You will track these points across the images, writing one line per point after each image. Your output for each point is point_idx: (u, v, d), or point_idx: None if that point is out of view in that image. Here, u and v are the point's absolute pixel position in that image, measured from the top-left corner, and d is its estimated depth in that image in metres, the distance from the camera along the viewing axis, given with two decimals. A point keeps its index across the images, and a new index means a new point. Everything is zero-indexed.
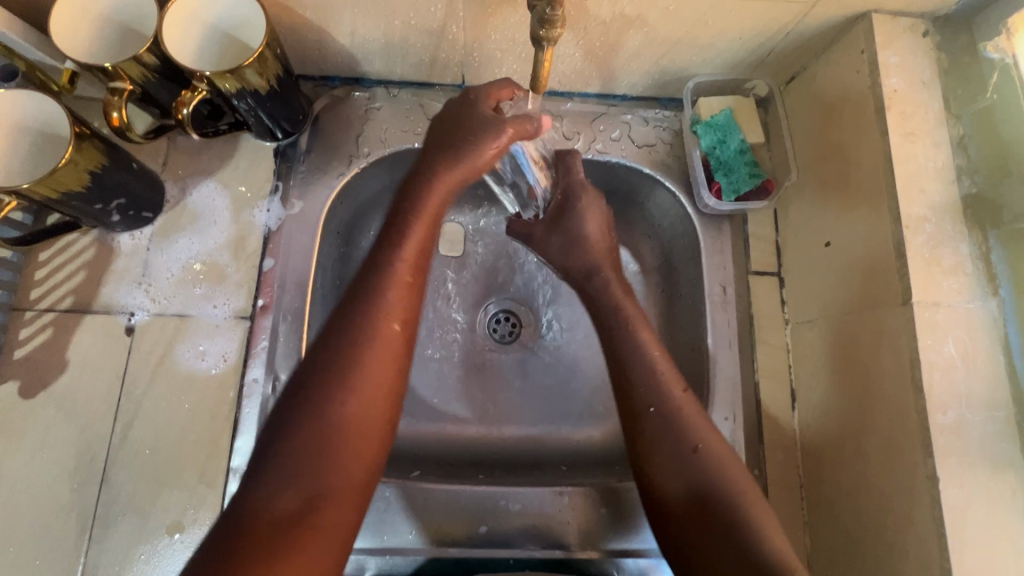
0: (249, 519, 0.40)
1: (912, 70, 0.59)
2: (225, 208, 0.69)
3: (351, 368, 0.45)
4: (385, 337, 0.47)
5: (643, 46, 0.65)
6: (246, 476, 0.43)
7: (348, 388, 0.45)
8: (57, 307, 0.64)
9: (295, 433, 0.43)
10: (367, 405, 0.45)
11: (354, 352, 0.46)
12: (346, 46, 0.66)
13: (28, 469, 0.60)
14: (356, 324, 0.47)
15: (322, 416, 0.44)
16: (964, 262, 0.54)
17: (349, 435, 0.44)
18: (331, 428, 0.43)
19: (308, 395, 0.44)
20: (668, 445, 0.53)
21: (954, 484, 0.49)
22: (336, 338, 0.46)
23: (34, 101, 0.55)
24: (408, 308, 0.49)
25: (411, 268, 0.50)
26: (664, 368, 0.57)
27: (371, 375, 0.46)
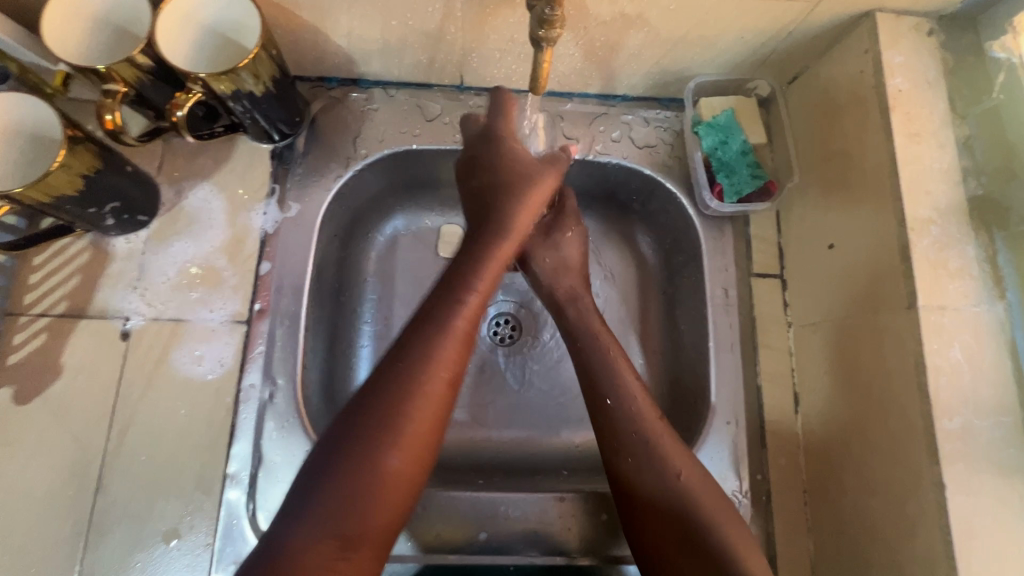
0: (286, 560, 0.42)
1: (916, 70, 0.58)
2: (221, 211, 0.68)
3: (400, 419, 0.47)
4: (435, 392, 0.49)
5: (643, 46, 0.64)
6: (282, 518, 0.44)
7: (396, 441, 0.47)
8: (51, 312, 0.63)
9: (342, 479, 0.45)
10: (410, 455, 0.48)
11: (405, 405, 0.48)
12: (343, 47, 0.65)
13: (23, 476, 0.59)
14: (410, 378, 0.49)
15: (371, 465, 0.46)
16: (970, 265, 0.53)
17: (390, 483, 0.46)
18: (375, 477, 0.46)
19: (359, 441, 0.46)
20: (647, 470, 0.55)
21: (962, 491, 0.49)
22: (384, 389, 0.49)
23: (27, 104, 0.54)
24: (458, 365, 0.52)
25: (466, 328, 0.53)
26: (637, 393, 0.59)
27: (417, 427, 0.48)
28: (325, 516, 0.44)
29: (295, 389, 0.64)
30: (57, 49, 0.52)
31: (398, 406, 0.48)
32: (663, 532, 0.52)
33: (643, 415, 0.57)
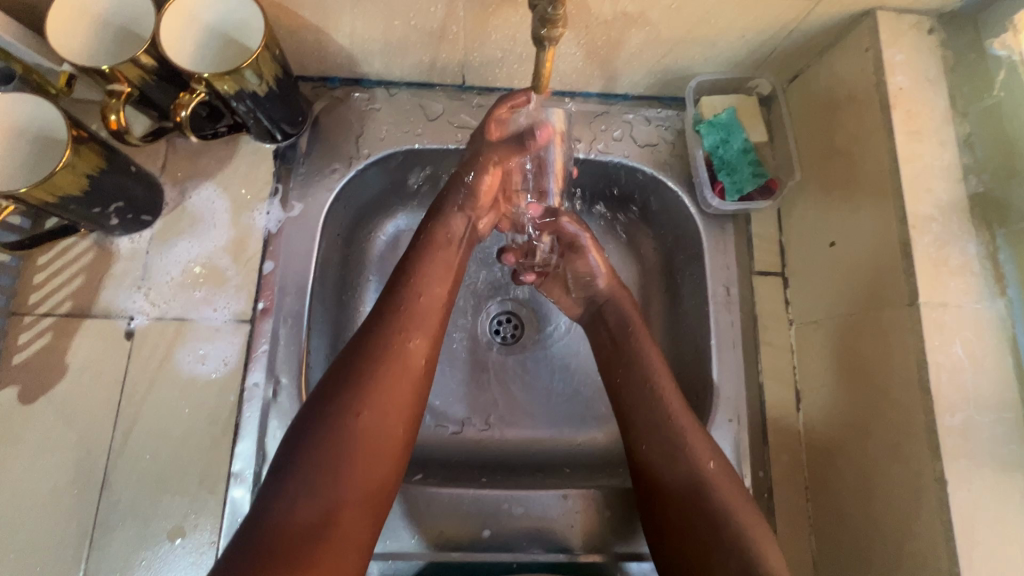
0: (274, 529, 0.44)
1: (917, 68, 0.58)
2: (225, 210, 0.68)
3: (371, 382, 0.50)
4: (402, 359, 0.53)
5: (645, 45, 0.64)
6: (268, 486, 0.47)
7: (364, 402, 0.50)
8: (56, 312, 0.63)
9: (316, 443, 0.48)
10: (381, 420, 0.50)
11: (372, 369, 0.51)
12: (345, 47, 0.65)
13: (28, 475, 0.60)
14: (376, 347, 0.52)
15: (342, 428, 0.48)
16: (971, 262, 0.54)
17: (364, 446, 0.49)
18: (351, 439, 0.48)
19: (332, 406, 0.49)
20: (672, 462, 0.55)
21: (963, 487, 0.49)
22: (358, 359, 0.52)
23: (31, 104, 0.55)
24: (424, 336, 0.55)
25: (430, 302, 0.56)
26: (667, 389, 0.59)
27: (387, 391, 0.51)
28: (308, 484, 0.46)
29: (298, 388, 0.64)
30: (62, 51, 0.53)
31: (369, 370, 0.51)
32: (678, 523, 0.53)
33: (671, 411, 0.58)
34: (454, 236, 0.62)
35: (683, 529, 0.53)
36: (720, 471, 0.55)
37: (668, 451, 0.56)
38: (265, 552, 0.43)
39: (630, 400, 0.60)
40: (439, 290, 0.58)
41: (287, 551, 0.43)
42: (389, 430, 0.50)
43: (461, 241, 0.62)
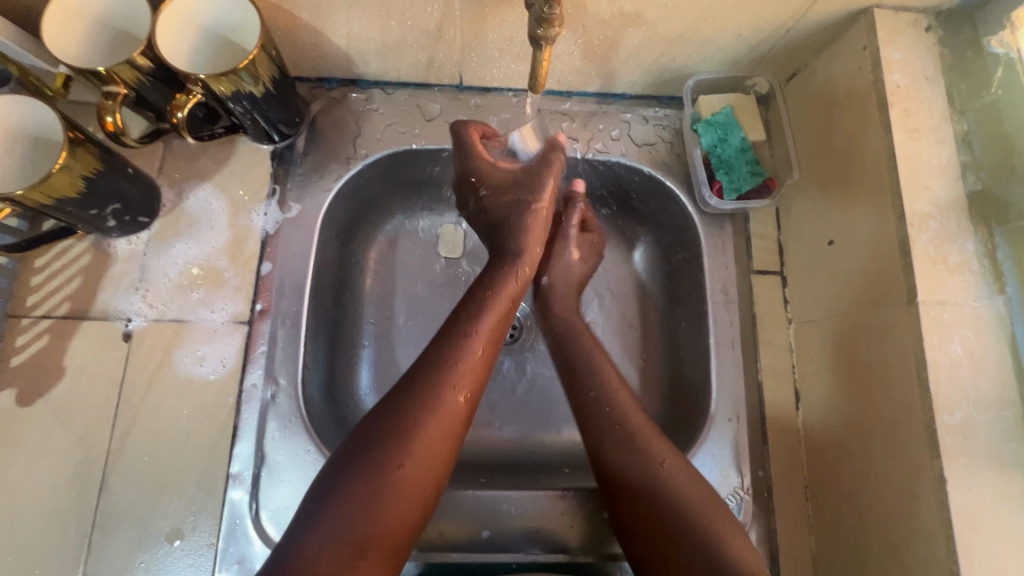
0: (300, 567, 0.43)
1: (915, 65, 0.58)
2: (222, 211, 0.68)
3: (417, 431, 0.49)
4: (451, 407, 0.50)
5: (642, 44, 0.64)
6: (298, 525, 0.45)
7: (408, 451, 0.48)
8: (53, 314, 0.63)
9: (353, 488, 0.46)
10: (422, 468, 0.48)
11: (420, 416, 0.49)
12: (341, 47, 0.65)
13: (26, 478, 0.59)
14: (425, 391, 0.50)
15: (384, 476, 0.47)
16: (969, 260, 0.53)
17: (403, 494, 0.47)
18: (389, 487, 0.46)
19: (376, 452, 0.47)
20: (630, 461, 0.56)
21: (962, 486, 0.49)
22: (406, 402, 0.50)
23: (27, 105, 0.55)
24: (474, 381, 0.53)
25: (483, 346, 0.54)
26: (619, 389, 0.61)
27: (430, 439, 0.49)
28: (337, 523, 0.45)
29: (297, 389, 0.64)
30: (53, 45, 0.53)
31: (417, 417, 0.49)
32: (648, 530, 0.53)
33: (626, 414, 0.59)
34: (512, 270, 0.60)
35: (654, 537, 0.52)
36: (678, 468, 0.55)
37: (628, 450, 0.56)
38: None
39: (587, 403, 0.60)
40: (492, 331, 0.56)
41: None
42: (425, 481, 0.48)
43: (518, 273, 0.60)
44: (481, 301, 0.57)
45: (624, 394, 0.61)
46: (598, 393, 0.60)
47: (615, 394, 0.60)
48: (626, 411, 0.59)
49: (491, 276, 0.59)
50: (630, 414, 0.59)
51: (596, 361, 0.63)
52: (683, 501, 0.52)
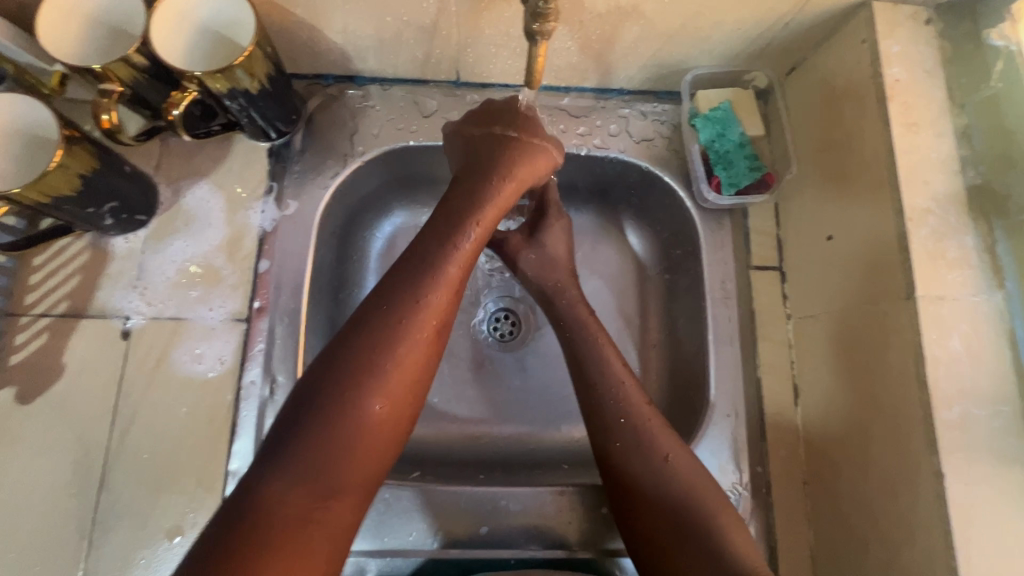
0: (265, 510, 0.42)
1: (914, 59, 0.58)
2: (220, 209, 0.68)
3: (377, 370, 0.47)
4: (420, 338, 0.49)
5: (640, 38, 0.63)
6: (258, 466, 0.44)
7: (377, 389, 0.47)
8: (51, 312, 0.63)
9: (320, 428, 0.44)
10: (392, 405, 0.47)
11: (386, 349, 0.48)
12: (338, 43, 0.65)
13: (26, 475, 0.60)
14: (391, 320, 0.49)
15: (350, 413, 0.45)
16: (968, 255, 0.53)
17: (371, 432, 0.46)
18: (353, 428, 0.45)
19: (340, 388, 0.46)
20: (636, 459, 0.56)
21: (960, 481, 0.49)
22: (375, 332, 0.48)
23: (21, 104, 0.54)
24: (444, 312, 0.51)
25: (458, 272, 0.52)
26: (627, 383, 0.60)
27: (399, 374, 0.48)
28: (306, 470, 0.43)
29: (295, 386, 0.65)
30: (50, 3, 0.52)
31: (381, 351, 0.47)
32: (648, 526, 0.53)
33: (633, 407, 0.58)
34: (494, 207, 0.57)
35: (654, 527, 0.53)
36: (682, 462, 0.55)
37: (635, 443, 0.56)
38: (256, 527, 0.41)
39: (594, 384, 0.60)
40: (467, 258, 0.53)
41: (280, 532, 0.41)
42: (388, 421, 0.47)
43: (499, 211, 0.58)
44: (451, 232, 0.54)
45: (633, 388, 0.60)
46: (600, 382, 0.60)
47: (622, 387, 0.60)
48: (631, 401, 0.59)
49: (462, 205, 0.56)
50: (635, 405, 0.59)
51: (598, 343, 0.63)
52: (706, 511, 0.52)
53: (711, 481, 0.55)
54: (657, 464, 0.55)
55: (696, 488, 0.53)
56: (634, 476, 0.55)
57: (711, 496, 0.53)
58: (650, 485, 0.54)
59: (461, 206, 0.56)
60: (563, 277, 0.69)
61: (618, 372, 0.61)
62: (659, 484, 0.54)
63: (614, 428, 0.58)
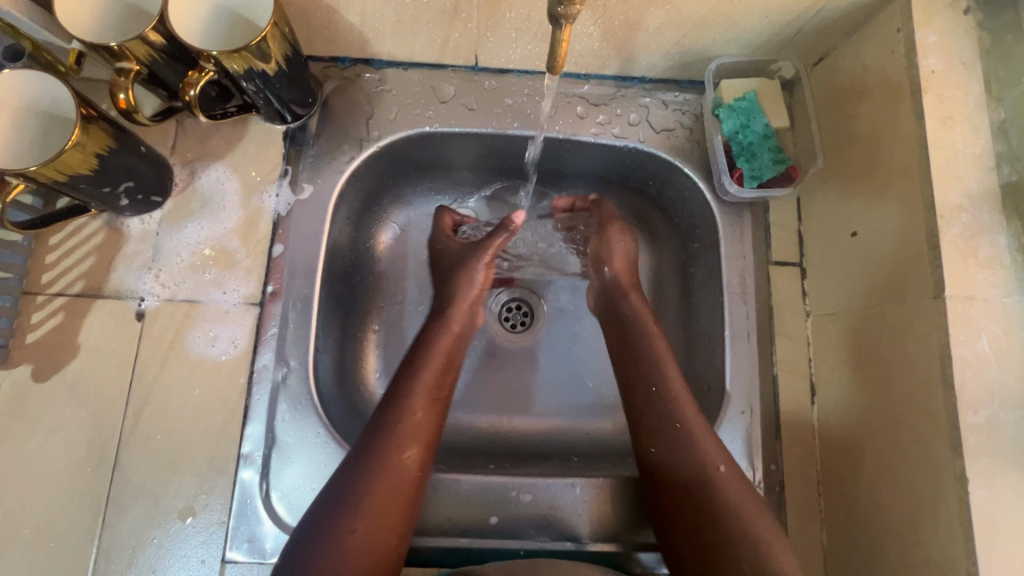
0: None
1: (952, 49, 0.55)
2: (234, 191, 0.68)
3: (367, 494, 0.51)
4: (399, 467, 0.53)
5: (664, 24, 0.62)
6: None
7: (358, 517, 0.50)
8: (67, 292, 0.64)
9: (312, 559, 0.48)
10: (374, 532, 0.51)
11: (366, 479, 0.52)
12: (356, 25, 0.64)
13: (42, 452, 0.60)
14: (372, 454, 0.54)
15: (335, 543, 0.49)
16: (1000, 255, 0.51)
17: (359, 560, 0.49)
18: (346, 555, 0.49)
19: (330, 521, 0.50)
20: (683, 468, 0.56)
21: (984, 486, 0.47)
22: (358, 465, 0.53)
23: (37, 80, 0.54)
24: (420, 444, 0.55)
25: (428, 407, 0.57)
26: (683, 394, 0.60)
27: (380, 501, 0.52)
28: None
29: (307, 371, 0.64)
30: None
31: (362, 483, 0.52)
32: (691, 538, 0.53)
33: (688, 417, 0.59)
34: (459, 314, 0.66)
35: (701, 542, 0.53)
36: (733, 477, 0.55)
37: (687, 458, 0.56)
38: None
39: (645, 398, 0.61)
40: (436, 385, 0.59)
41: None
42: (380, 545, 0.51)
43: (464, 320, 0.66)
44: (420, 364, 0.60)
45: (687, 398, 0.60)
46: (659, 389, 0.61)
47: (676, 396, 0.60)
48: (684, 409, 0.59)
49: (429, 337, 0.63)
50: (689, 416, 0.59)
51: (659, 362, 0.62)
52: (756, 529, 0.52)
53: (759, 504, 0.54)
54: (712, 479, 0.55)
55: (743, 508, 0.53)
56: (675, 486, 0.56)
57: (756, 513, 0.53)
58: (705, 502, 0.54)
59: (427, 337, 0.63)
60: (625, 282, 0.69)
61: (676, 385, 0.61)
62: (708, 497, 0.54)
63: (667, 439, 0.58)
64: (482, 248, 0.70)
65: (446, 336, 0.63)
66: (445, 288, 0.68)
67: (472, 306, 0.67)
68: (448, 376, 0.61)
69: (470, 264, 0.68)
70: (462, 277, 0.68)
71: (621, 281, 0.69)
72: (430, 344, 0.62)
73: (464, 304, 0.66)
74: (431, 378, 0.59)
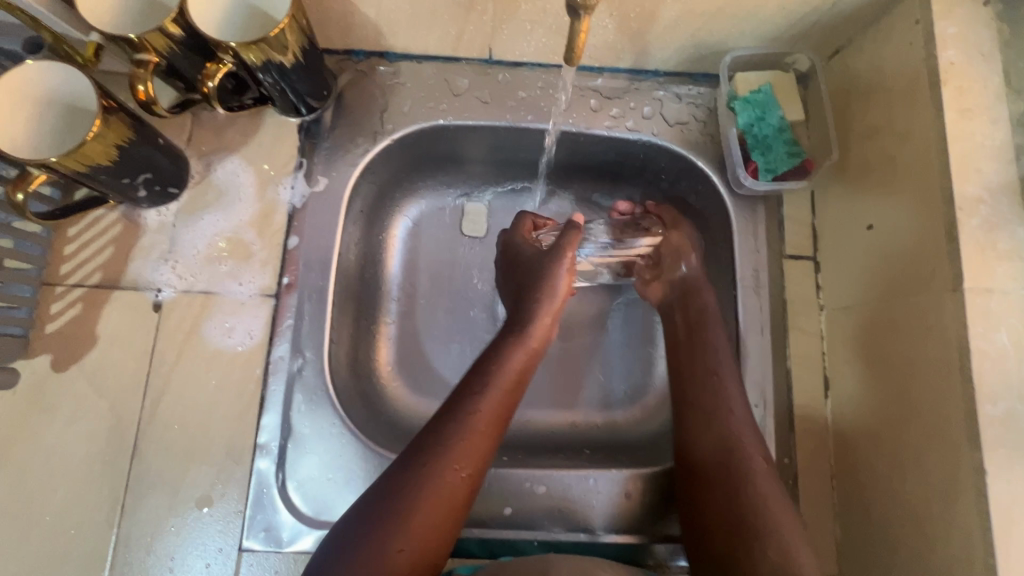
0: None
1: (971, 40, 0.55)
2: (250, 184, 0.68)
3: (418, 512, 0.49)
4: (452, 488, 0.52)
5: (679, 16, 0.62)
6: None
7: (406, 535, 0.48)
8: (85, 283, 0.64)
9: (356, 572, 0.46)
10: (418, 553, 0.49)
11: (420, 495, 0.50)
12: (371, 17, 0.64)
13: (62, 441, 0.61)
14: (433, 471, 0.51)
15: (382, 559, 0.47)
16: (1019, 247, 0.51)
17: None
18: (389, 573, 0.47)
19: (379, 532, 0.48)
20: (724, 456, 0.57)
21: (1003, 478, 0.47)
22: (414, 478, 0.51)
23: (57, 71, 0.54)
24: (476, 466, 0.53)
25: (490, 429, 0.55)
26: (733, 387, 0.61)
27: (429, 521, 0.50)
28: None
29: (322, 362, 0.65)
30: None
31: (416, 499, 0.50)
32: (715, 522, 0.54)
33: (730, 407, 0.60)
34: (538, 331, 0.63)
35: (720, 526, 0.54)
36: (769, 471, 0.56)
37: (729, 447, 0.57)
38: None
39: (703, 386, 0.62)
40: (500, 406, 0.57)
41: None
42: (422, 566, 0.49)
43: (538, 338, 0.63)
44: (487, 379, 0.58)
45: (735, 391, 0.61)
46: (714, 380, 0.62)
47: (725, 388, 0.61)
48: (732, 400, 0.60)
49: (499, 351, 0.61)
50: (737, 408, 0.60)
51: (722, 365, 0.62)
52: (780, 520, 0.52)
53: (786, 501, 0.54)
54: (748, 467, 0.56)
55: (773, 500, 0.53)
56: (711, 473, 0.57)
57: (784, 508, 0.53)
58: (738, 489, 0.55)
59: (498, 352, 0.61)
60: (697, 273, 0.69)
61: (728, 376, 0.62)
62: (744, 485, 0.55)
63: (712, 429, 0.59)
64: (561, 252, 0.66)
65: (516, 354, 0.61)
66: (518, 297, 0.66)
67: (547, 324, 0.64)
68: (513, 398, 0.59)
69: (550, 273, 0.65)
70: (544, 289, 0.64)
71: (698, 275, 0.69)
72: (499, 360, 0.60)
73: (543, 322, 0.63)
74: (498, 400, 0.57)
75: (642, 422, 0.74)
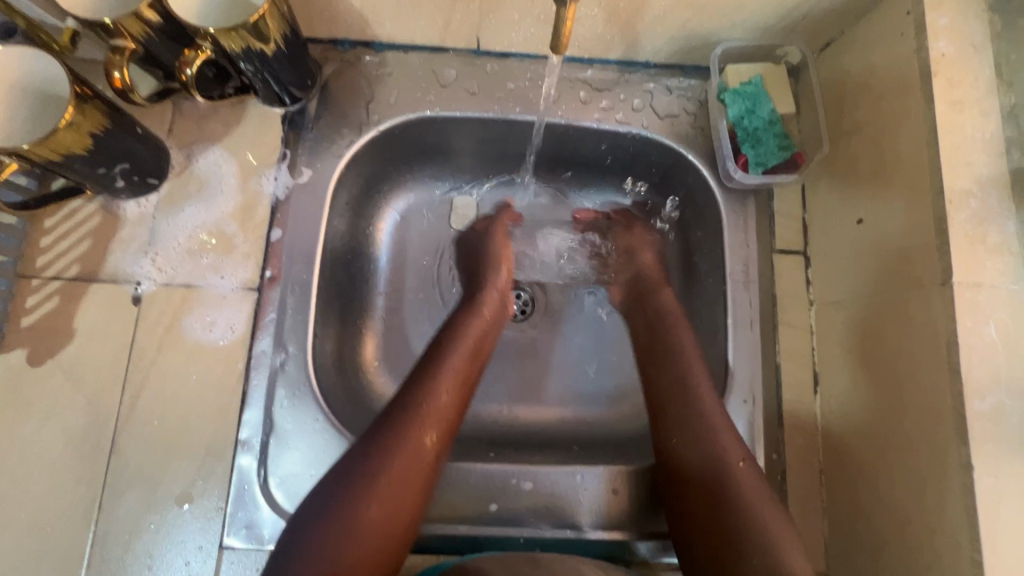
0: None
1: (963, 32, 0.54)
2: (232, 175, 0.67)
3: (386, 470, 0.51)
4: (419, 448, 0.53)
5: (669, 7, 0.61)
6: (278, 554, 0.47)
7: (375, 492, 0.50)
8: (62, 276, 0.63)
9: (326, 528, 0.48)
10: (388, 509, 0.50)
11: (387, 455, 0.52)
12: (355, 5, 0.62)
13: (38, 437, 0.60)
14: (397, 432, 0.53)
15: (350, 514, 0.48)
16: (1009, 241, 0.50)
17: (371, 536, 0.49)
18: (360, 527, 0.48)
19: (348, 489, 0.50)
20: (701, 461, 0.56)
21: (990, 473, 0.47)
22: (380, 439, 0.53)
23: (29, 57, 0.53)
24: (442, 426, 0.56)
25: (453, 393, 0.58)
26: (705, 389, 0.60)
27: (398, 479, 0.51)
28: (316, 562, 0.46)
29: (306, 357, 0.64)
30: None
31: (384, 458, 0.52)
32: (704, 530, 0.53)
33: (706, 408, 0.59)
34: (491, 302, 0.67)
35: (710, 536, 0.52)
36: (752, 473, 0.55)
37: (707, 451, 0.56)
38: None
39: (668, 392, 0.61)
40: (462, 373, 0.60)
41: None
42: (393, 523, 0.50)
43: (495, 310, 0.67)
44: (448, 348, 0.61)
45: (707, 392, 0.60)
46: (684, 384, 0.61)
47: (696, 392, 0.60)
48: (704, 401, 0.59)
49: (459, 323, 0.64)
50: (710, 410, 0.59)
51: (686, 356, 0.63)
52: (773, 527, 0.51)
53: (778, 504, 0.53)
54: (728, 473, 0.54)
55: (761, 504, 0.52)
56: (691, 479, 0.55)
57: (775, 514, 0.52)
58: (720, 496, 0.53)
59: (457, 323, 0.64)
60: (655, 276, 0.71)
61: (699, 379, 0.61)
62: (726, 490, 0.53)
63: (684, 432, 0.58)
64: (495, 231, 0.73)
65: (474, 324, 0.64)
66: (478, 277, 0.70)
67: (501, 297, 0.69)
68: (474, 366, 0.62)
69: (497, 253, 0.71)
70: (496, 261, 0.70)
71: (651, 274, 0.71)
72: (458, 331, 0.63)
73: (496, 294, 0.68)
74: (459, 366, 0.60)
75: (631, 417, 0.73)
